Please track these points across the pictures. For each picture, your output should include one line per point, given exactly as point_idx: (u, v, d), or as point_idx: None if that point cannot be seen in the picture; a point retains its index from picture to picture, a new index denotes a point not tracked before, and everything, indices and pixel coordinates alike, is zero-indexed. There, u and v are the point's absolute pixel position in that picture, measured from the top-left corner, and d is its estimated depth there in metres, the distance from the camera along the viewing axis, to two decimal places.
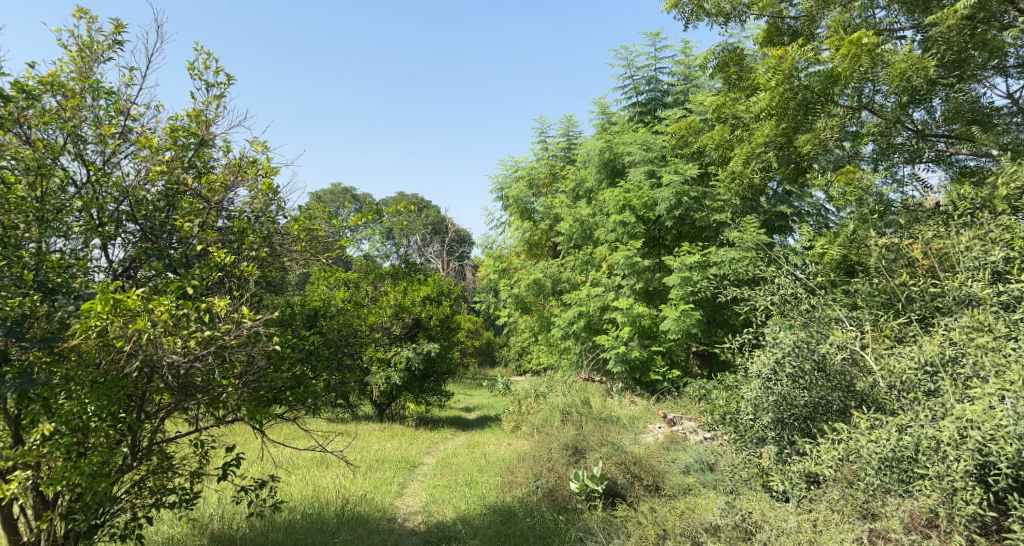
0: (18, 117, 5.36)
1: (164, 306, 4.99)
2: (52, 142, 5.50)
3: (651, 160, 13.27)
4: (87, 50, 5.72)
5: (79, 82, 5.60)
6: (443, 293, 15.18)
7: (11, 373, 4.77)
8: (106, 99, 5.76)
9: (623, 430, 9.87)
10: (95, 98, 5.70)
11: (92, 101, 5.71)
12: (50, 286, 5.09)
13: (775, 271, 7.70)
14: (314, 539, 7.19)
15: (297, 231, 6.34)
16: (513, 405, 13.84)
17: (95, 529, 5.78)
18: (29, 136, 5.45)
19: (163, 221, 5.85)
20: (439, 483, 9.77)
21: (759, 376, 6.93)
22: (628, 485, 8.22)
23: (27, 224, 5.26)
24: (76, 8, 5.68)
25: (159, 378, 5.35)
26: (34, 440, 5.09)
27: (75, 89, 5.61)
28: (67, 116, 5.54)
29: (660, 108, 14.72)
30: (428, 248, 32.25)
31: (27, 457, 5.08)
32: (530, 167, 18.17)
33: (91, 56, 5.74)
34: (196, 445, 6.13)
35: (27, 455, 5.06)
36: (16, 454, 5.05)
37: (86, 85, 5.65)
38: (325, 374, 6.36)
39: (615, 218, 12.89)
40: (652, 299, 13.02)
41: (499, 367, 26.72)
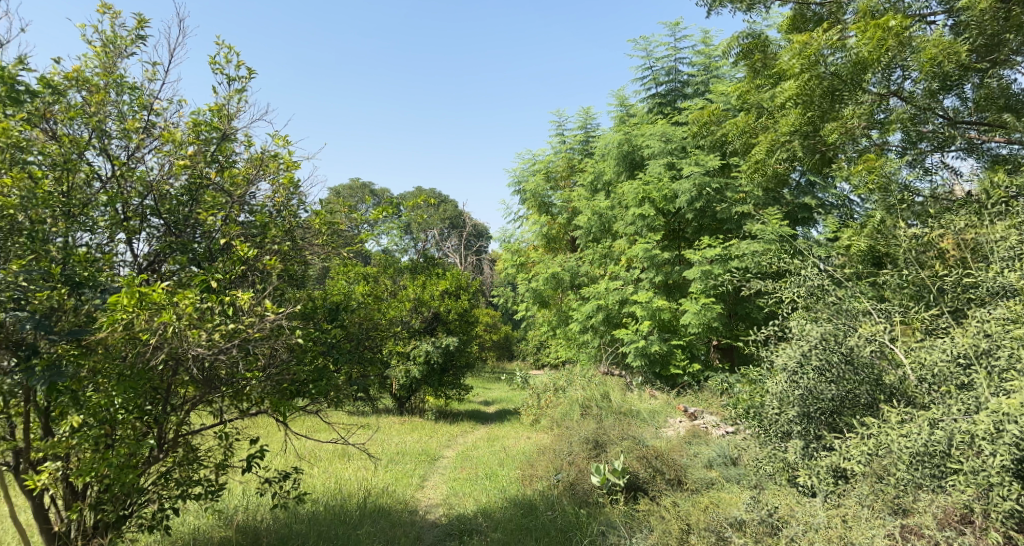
0: (44, 112, 5.41)
1: (189, 300, 5.03)
2: (78, 137, 5.51)
3: (671, 152, 13.02)
4: (111, 45, 5.71)
5: (104, 77, 5.61)
6: (462, 287, 15.17)
7: (40, 364, 4.83)
8: (130, 94, 5.77)
9: (644, 424, 9.89)
10: (119, 93, 5.71)
11: (116, 96, 5.72)
12: (77, 279, 5.07)
13: (800, 262, 7.56)
14: (337, 530, 7.20)
15: (319, 224, 6.32)
16: (532, 399, 13.87)
17: (123, 520, 5.77)
18: (55, 132, 5.47)
19: (187, 215, 5.89)
20: (460, 476, 9.80)
21: (784, 370, 6.81)
22: (650, 479, 8.24)
23: (54, 218, 5.25)
24: (100, 4, 5.66)
25: (184, 371, 5.46)
26: (63, 431, 5.11)
27: (100, 84, 5.62)
28: (91, 111, 5.56)
29: (680, 99, 14.45)
30: (445, 243, 32.15)
31: (57, 449, 5.12)
32: (548, 160, 18.04)
33: (115, 51, 5.73)
34: (220, 437, 6.10)
35: (56, 447, 5.09)
36: (45, 445, 5.09)
37: (110, 79, 5.66)
38: (346, 367, 6.37)
39: (635, 211, 12.72)
40: (672, 293, 12.81)
41: (517, 361, 26.64)
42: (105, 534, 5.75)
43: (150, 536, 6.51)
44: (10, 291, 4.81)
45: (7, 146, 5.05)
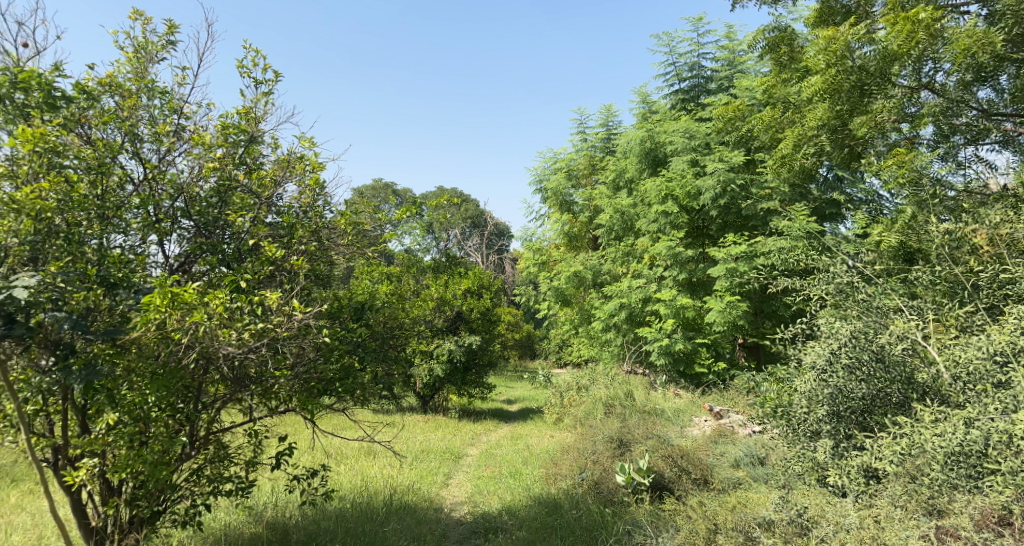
0: (79, 117, 5.47)
1: (220, 299, 5.09)
2: (111, 141, 5.58)
3: (694, 148, 12.90)
4: (143, 50, 5.78)
5: (136, 82, 5.68)
6: (484, 286, 15.19)
7: (77, 364, 4.86)
8: (161, 99, 5.83)
9: (668, 423, 9.84)
10: (150, 98, 5.77)
11: (148, 101, 5.78)
12: (112, 281, 5.16)
13: (829, 259, 7.46)
14: (364, 527, 7.24)
15: (344, 224, 6.35)
16: (555, 398, 13.85)
17: (157, 516, 5.86)
18: (89, 136, 5.54)
19: (216, 216, 5.95)
20: (484, 474, 9.81)
21: (812, 368, 6.76)
22: (675, 479, 8.20)
23: (89, 220, 5.32)
24: (132, 10, 5.72)
25: (215, 370, 5.53)
26: (100, 429, 5.19)
27: (132, 89, 5.69)
28: (124, 115, 5.64)
29: (704, 95, 14.32)
30: (467, 242, 32.22)
31: (93, 445, 5.19)
32: (569, 158, 17.98)
33: (146, 57, 5.80)
34: (250, 434, 6.15)
35: (93, 443, 5.16)
36: (82, 442, 5.16)
37: (142, 84, 5.72)
38: (372, 366, 6.41)
39: (658, 209, 12.63)
40: (696, 290, 12.72)
41: (539, 359, 26.62)
42: (140, 530, 5.83)
43: (181, 532, 6.60)
44: (48, 292, 4.73)
45: (45, 151, 5.08)
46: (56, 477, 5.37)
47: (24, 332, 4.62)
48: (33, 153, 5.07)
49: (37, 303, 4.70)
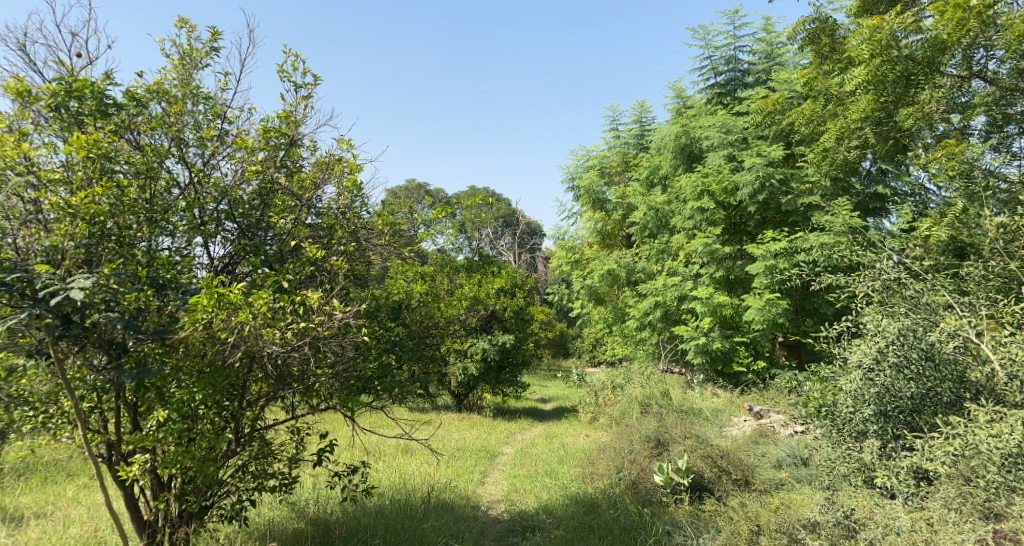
0: (129, 124, 5.57)
1: (263, 299, 5.17)
2: (159, 146, 5.65)
3: (731, 143, 12.69)
4: (188, 57, 5.84)
5: (181, 89, 5.76)
6: (517, 285, 15.19)
7: (129, 363, 5.04)
8: (205, 104, 5.89)
9: (707, 422, 9.73)
10: (195, 104, 5.84)
11: (192, 106, 5.85)
12: (161, 282, 5.25)
13: (875, 255, 7.28)
14: (404, 524, 7.26)
15: (381, 225, 6.38)
16: (590, 397, 13.78)
17: (205, 511, 5.93)
18: (138, 142, 5.62)
19: (259, 219, 5.99)
20: (520, 472, 9.80)
21: (858, 367, 6.62)
22: (716, 480, 8.10)
23: (139, 224, 5.31)
24: (177, 18, 5.79)
25: (258, 368, 5.58)
26: (151, 425, 5.27)
27: (178, 96, 5.78)
28: (171, 121, 5.71)
29: (740, 88, 14.10)
30: (499, 241, 32.23)
31: (145, 442, 5.27)
32: (602, 155, 17.86)
33: (191, 63, 5.87)
34: (292, 432, 6.18)
35: (144, 440, 5.24)
36: (134, 438, 5.24)
37: (187, 90, 5.80)
38: (408, 364, 6.41)
39: (693, 205, 12.48)
40: (734, 288, 12.56)
41: (572, 358, 26.53)
42: (190, 524, 5.91)
43: (227, 527, 6.68)
44: (101, 294, 4.87)
45: (98, 157, 5.15)
46: (110, 471, 5.48)
47: (79, 332, 4.84)
48: (87, 160, 5.14)
49: (91, 304, 4.86)
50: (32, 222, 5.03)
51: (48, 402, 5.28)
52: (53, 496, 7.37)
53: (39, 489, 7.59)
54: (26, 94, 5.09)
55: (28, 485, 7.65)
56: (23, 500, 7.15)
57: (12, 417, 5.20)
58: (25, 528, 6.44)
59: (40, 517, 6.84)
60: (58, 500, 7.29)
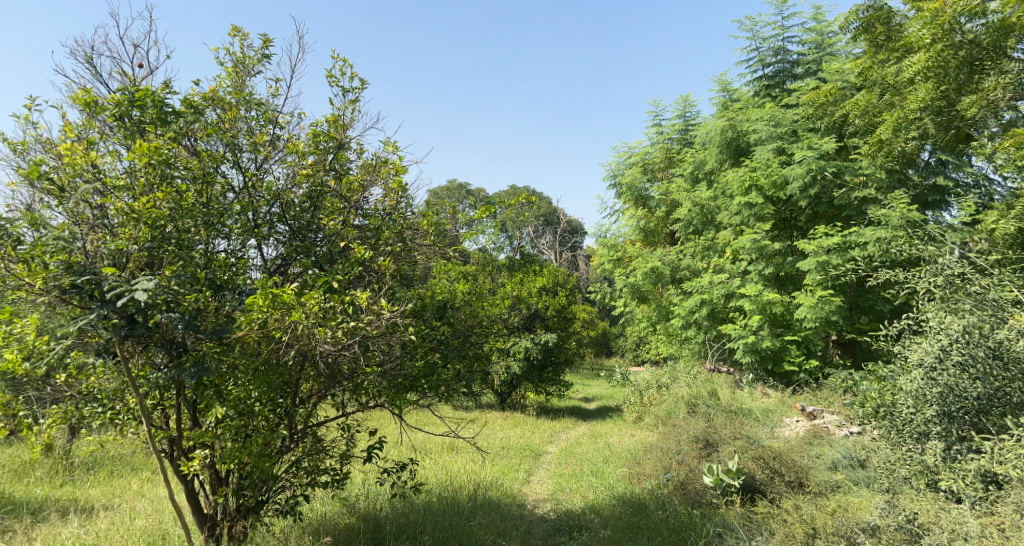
0: (187, 130, 5.65)
1: (316, 298, 5.15)
2: (215, 152, 5.71)
3: (781, 136, 12.38)
4: (241, 65, 5.89)
5: (235, 95, 5.80)
6: (559, 284, 15.11)
7: (189, 361, 5.10)
8: (257, 110, 5.93)
9: (758, 423, 9.49)
10: (248, 110, 5.88)
11: (245, 113, 5.89)
12: (219, 283, 5.43)
13: (937, 249, 7.02)
14: (452, 521, 7.22)
15: (427, 225, 6.30)
16: (634, 396, 13.60)
17: (261, 505, 5.99)
18: (195, 148, 5.69)
19: (310, 220, 6.02)
20: (566, 472, 9.70)
21: (918, 366, 6.42)
22: (768, 481, 7.92)
23: (197, 227, 5.46)
24: (230, 28, 5.87)
25: (310, 366, 5.61)
26: (209, 422, 5.36)
27: (232, 102, 5.81)
28: (226, 127, 5.77)
29: (789, 80, 13.75)
30: (540, 239, 32.15)
31: (204, 438, 5.33)
32: (645, 151, 17.61)
33: (244, 70, 5.91)
34: (343, 429, 6.18)
35: (204, 436, 5.30)
36: (193, 434, 5.31)
37: (241, 97, 5.84)
38: (454, 363, 6.33)
39: (741, 200, 12.23)
40: (784, 285, 12.28)
41: (615, 358, 26.30)
42: (247, 518, 5.98)
43: (281, 521, 6.72)
44: (164, 295, 4.92)
45: (159, 163, 5.27)
46: (172, 467, 5.55)
47: (143, 332, 4.94)
48: (148, 166, 5.27)
49: (154, 304, 4.93)
50: (99, 227, 5.14)
51: (114, 398, 5.46)
52: (119, 489, 7.78)
53: (107, 482, 8.08)
54: (93, 104, 5.21)
55: (97, 478, 8.15)
56: (93, 493, 7.57)
57: (82, 413, 5.40)
58: (96, 519, 6.71)
59: (108, 509, 7.11)
60: (124, 493, 7.67)
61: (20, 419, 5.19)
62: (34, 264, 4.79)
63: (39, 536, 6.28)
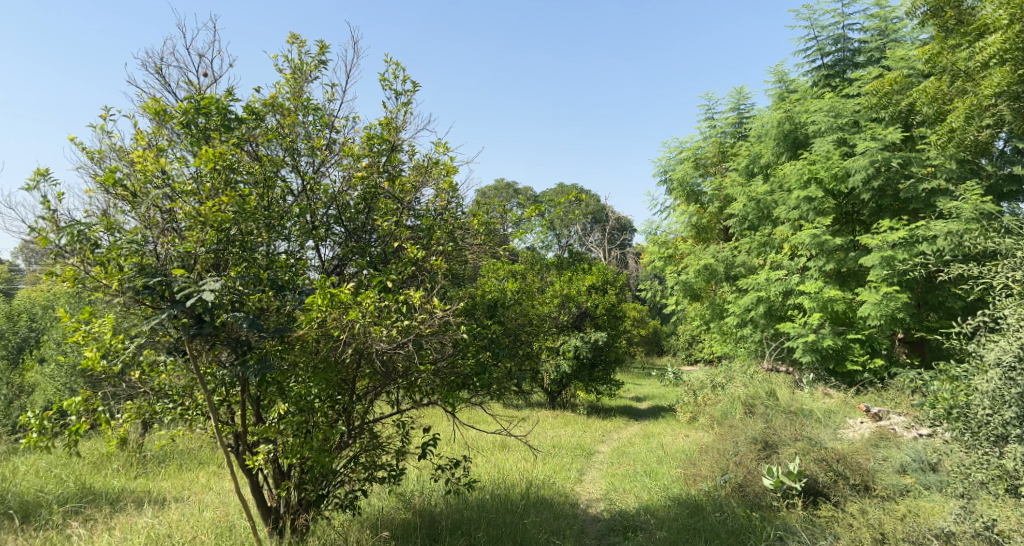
0: (248, 136, 5.67)
1: (372, 298, 5.14)
2: (275, 157, 5.74)
3: (841, 127, 11.98)
4: (299, 71, 5.94)
5: (294, 101, 5.81)
6: (609, 281, 14.94)
7: (253, 358, 5.16)
8: (314, 115, 5.94)
9: (820, 425, 9.12)
10: (305, 115, 5.89)
11: (304, 118, 5.90)
12: (280, 283, 5.36)
13: (1015, 241, 6.67)
14: (506, 518, 7.15)
15: (477, 224, 6.27)
16: (688, 396, 13.33)
17: (322, 499, 6.05)
18: (256, 153, 5.72)
19: (365, 222, 6.00)
20: (618, 472, 9.52)
21: (997, 366, 6.09)
22: (831, 484, 7.61)
23: (259, 229, 5.43)
24: (288, 34, 6.13)
25: (367, 363, 5.60)
26: (272, 418, 5.40)
27: (291, 108, 5.83)
28: (285, 133, 5.80)
29: (850, 69, 13.29)
30: (589, 238, 31.92)
31: (267, 433, 5.42)
32: (697, 146, 17.28)
33: (302, 76, 5.96)
34: (398, 425, 6.15)
35: (267, 431, 5.39)
36: (257, 429, 5.40)
37: (299, 102, 5.85)
38: (505, 361, 6.22)
39: (800, 194, 11.88)
40: (846, 282, 11.87)
41: (666, 357, 25.92)
42: (309, 511, 6.06)
43: (340, 515, 6.76)
44: (229, 295, 5.08)
45: (223, 168, 5.30)
46: (238, 461, 5.61)
47: (211, 332, 5.03)
48: (214, 171, 5.29)
49: (220, 304, 5.04)
50: (168, 230, 5.24)
51: (184, 394, 5.56)
52: (188, 482, 7.96)
53: (177, 475, 8.28)
54: (161, 113, 5.25)
55: (168, 471, 8.37)
56: (164, 486, 7.78)
57: (154, 409, 5.53)
58: (167, 510, 6.87)
59: (178, 501, 7.27)
60: (193, 485, 7.85)
61: (98, 414, 5.30)
62: (110, 267, 4.91)
63: (117, 525, 6.48)
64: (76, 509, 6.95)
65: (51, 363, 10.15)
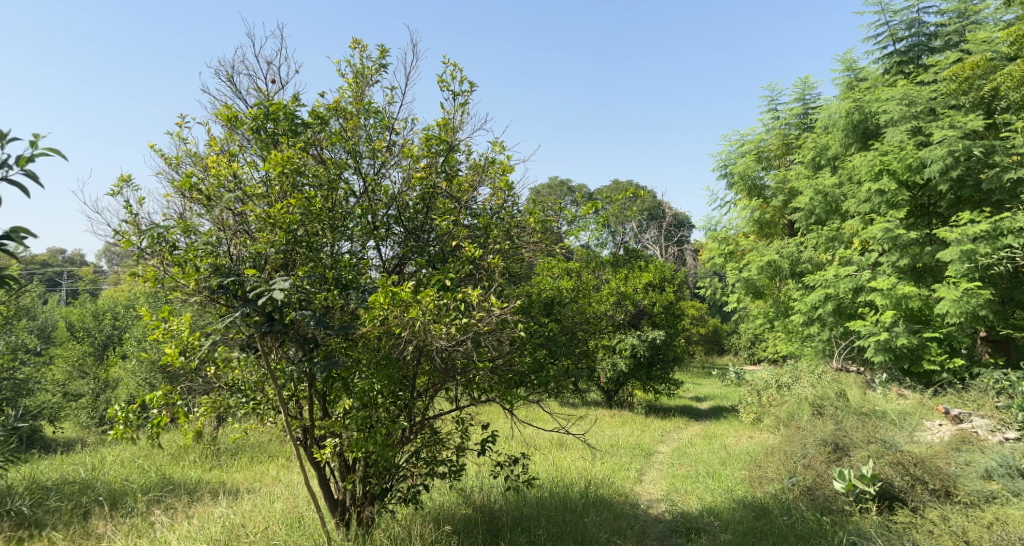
0: (313, 140, 5.64)
1: (431, 295, 5.06)
2: (339, 160, 5.72)
3: (916, 116, 11.49)
4: (360, 75, 5.92)
5: (356, 104, 5.78)
6: (667, 279, 14.63)
7: (319, 354, 5.21)
8: (375, 118, 5.90)
9: (894, 427, 8.66)
10: (367, 118, 5.83)
11: (366, 121, 5.85)
12: (345, 281, 5.33)
13: None
14: (566, 517, 7.01)
15: (534, 222, 6.11)
16: (751, 396, 12.94)
17: (385, 493, 6.03)
18: (321, 156, 5.69)
19: (424, 222, 5.95)
20: (678, 473, 9.26)
21: None
22: (907, 489, 7.24)
23: (323, 230, 5.45)
24: (351, 41, 6.19)
25: (427, 360, 5.52)
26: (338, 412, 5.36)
27: (353, 112, 5.80)
28: (348, 136, 5.77)
29: (925, 54, 12.72)
30: (646, 235, 31.50)
31: (333, 427, 5.37)
32: (759, 138, 16.79)
33: (363, 80, 5.92)
34: (458, 422, 6.06)
35: (333, 425, 5.34)
36: (324, 423, 5.38)
37: (361, 105, 5.81)
38: (563, 359, 6.04)
39: (872, 187, 11.40)
40: (922, 277, 11.37)
41: (727, 357, 25.37)
42: (373, 504, 6.04)
43: (403, 509, 6.73)
44: (297, 294, 5.07)
45: (291, 172, 5.31)
46: (306, 454, 5.62)
47: (280, 329, 5.02)
48: (282, 175, 5.31)
49: (289, 302, 5.08)
50: (241, 232, 5.28)
51: (257, 388, 5.56)
52: (259, 474, 8.07)
53: (250, 467, 8.40)
54: (233, 119, 5.38)
55: (241, 463, 8.51)
56: (238, 477, 7.91)
57: (228, 403, 5.51)
58: (241, 500, 6.97)
59: (251, 492, 7.38)
60: (264, 477, 7.96)
61: (178, 407, 5.37)
62: (187, 267, 5.01)
63: (196, 513, 6.60)
64: (158, 497, 7.11)
65: (133, 359, 10.52)
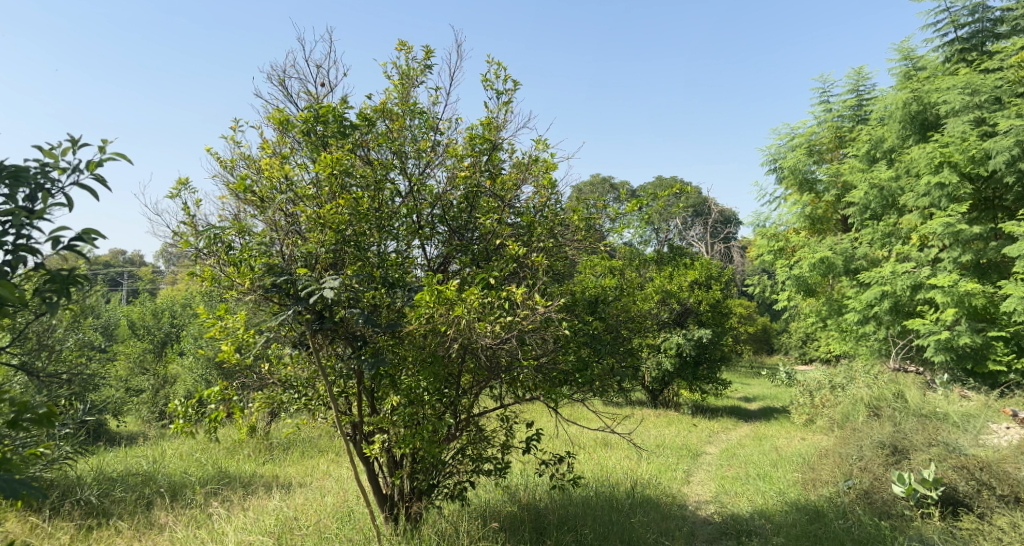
0: (361, 141, 5.63)
1: (476, 294, 4.87)
2: (385, 161, 5.66)
3: (979, 105, 11.03)
4: (406, 76, 5.85)
5: (402, 107, 5.73)
6: (715, 276, 14.32)
7: (368, 351, 5.14)
8: (420, 119, 5.84)
9: (957, 430, 8.24)
10: (412, 119, 5.80)
11: (411, 122, 5.82)
12: (392, 280, 5.24)
13: None
14: (612, 516, 6.85)
15: (577, 221, 6.04)
16: (802, 397, 12.57)
17: (431, 489, 5.96)
18: (367, 157, 5.68)
19: (467, 221, 5.85)
20: (727, 474, 9.01)
21: None
22: (973, 494, 6.91)
23: (370, 229, 5.39)
24: (398, 42, 6.13)
25: (472, 357, 5.43)
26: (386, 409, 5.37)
27: (399, 114, 5.76)
28: (394, 137, 5.74)
29: (989, 41, 12.24)
30: (691, 233, 31.04)
31: (381, 423, 5.38)
32: (810, 131, 16.33)
33: (409, 81, 5.85)
34: (503, 420, 5.95)
35: (381, 421, 5.36)
36: (372, 419, 5.38)
37: (406, 107, 5.76)
38: (608, 357, 5.83)
39: (932, 180, 10.96)
40: (987, 274, 10.92)
41: (776, 356, 24.81)
42: (421, 499, 5.99)
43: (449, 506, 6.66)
44: (347, 292, 5.00)
45: (340, 172, 5.24)
46: (356, 449, 5.60)
47: (331, 327, 5.00)
48: (330, 175, 5.24)
49: (338, 301, 5.00)
50: (292, 232, 5.23)
51: (308, 385, 5.59)
52: (311, 468, 8.09)
53: (301, 462, 8.43)
54: (285, 122, 5.29)
55: (293, 458, 8.55)
56: (290, 471, 7.95)
57: (282, 399, 5.56)
58: (293, 494, 6.99)
59: (303, 486, 7.40)
60: (315, 471, 7.98)
61: (234, 402, 5.39)
62: (242, 267, 4.96)
63: (251, 506, 6.63)
64: (215, 489, 7.17)
65: (190, 355, 10.69)
